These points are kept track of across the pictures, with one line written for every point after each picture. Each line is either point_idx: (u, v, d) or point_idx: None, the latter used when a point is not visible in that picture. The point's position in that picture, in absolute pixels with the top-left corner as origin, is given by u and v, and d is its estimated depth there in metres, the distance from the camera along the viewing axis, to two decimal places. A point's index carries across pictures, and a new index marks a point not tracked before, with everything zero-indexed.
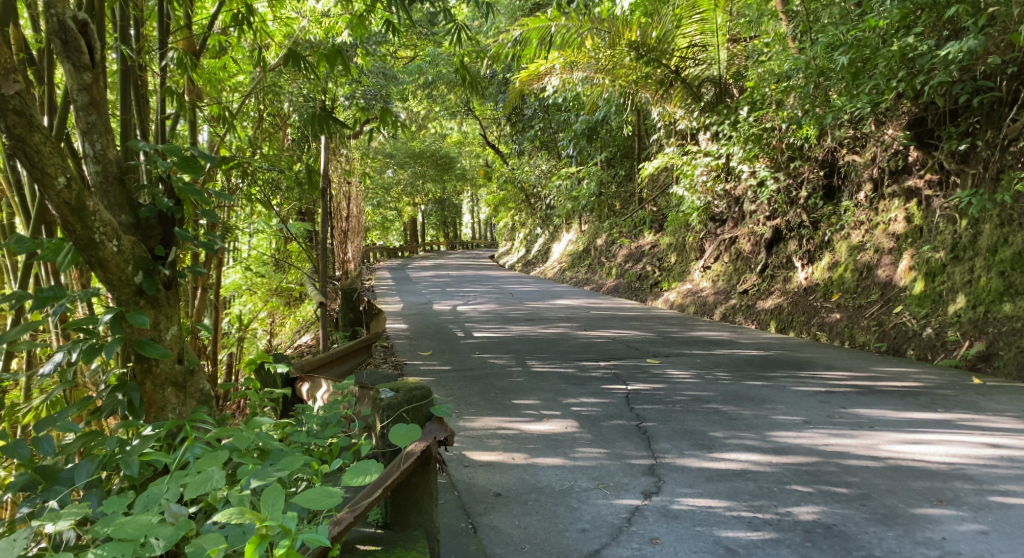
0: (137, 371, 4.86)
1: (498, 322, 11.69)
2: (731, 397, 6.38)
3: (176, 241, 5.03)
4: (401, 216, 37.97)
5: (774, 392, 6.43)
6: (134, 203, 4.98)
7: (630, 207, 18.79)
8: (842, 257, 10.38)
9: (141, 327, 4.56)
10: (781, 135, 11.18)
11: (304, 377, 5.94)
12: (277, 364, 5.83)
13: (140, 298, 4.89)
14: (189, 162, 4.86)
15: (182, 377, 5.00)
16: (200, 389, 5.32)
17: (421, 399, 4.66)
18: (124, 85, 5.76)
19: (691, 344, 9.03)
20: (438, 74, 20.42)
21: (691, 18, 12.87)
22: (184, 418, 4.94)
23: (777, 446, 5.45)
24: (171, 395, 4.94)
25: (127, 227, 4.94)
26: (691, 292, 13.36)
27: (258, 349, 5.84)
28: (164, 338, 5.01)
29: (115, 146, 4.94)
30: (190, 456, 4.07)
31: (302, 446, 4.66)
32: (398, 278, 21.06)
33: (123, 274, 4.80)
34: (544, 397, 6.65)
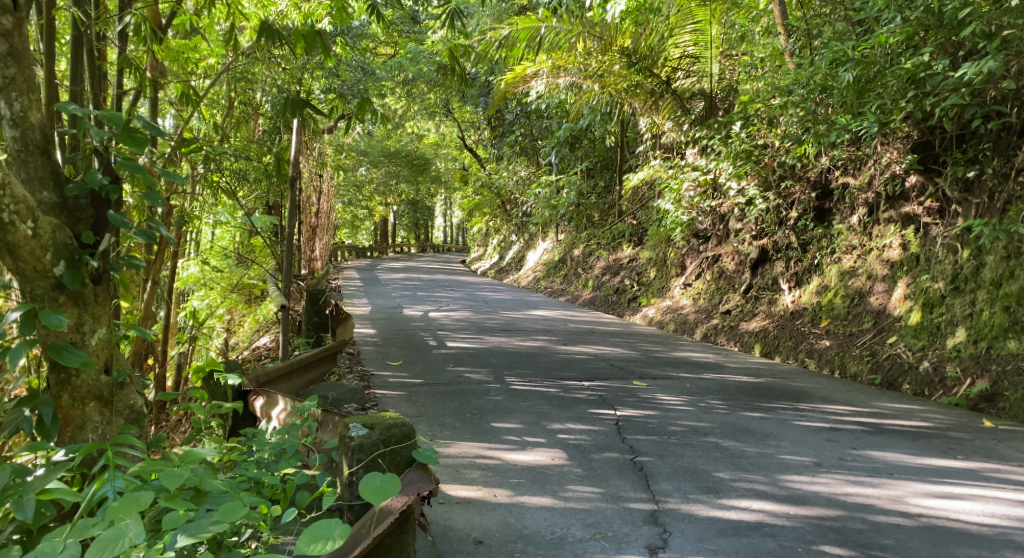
0: (53, 383, 4.59)
1: (472, 332, 11.16)
2: (732, 430, 5.90)
3: (108, 227, 4.75)
4: (372, 217, 37.26)
5: (778, 428, 5.97)
6: (60, 179, 4.69)
7: (609, 218, 18.34)
8: (832, 281, 9.99)
9: (58, 328, 4.29)
10: (773, 153, 10.75)
11: (259, 391, 5.47)
12: (226, 376, 5.27)
13: (59, 294, 4.58)
14: (131, 133, 4.54)
15: (108, 391, 4.71)
16: (130, 405, 4.90)
17: (403, 438, 4.35)
18: (77, 54, 5.27)
19: (677, 366, 8.56)
20: (418, 72, 19.87)
21: (684, 28, 12.42)
22: (105, 439, 4.65)
23: (791, 495, 4.98)
24: (93, 412, 4.66)
25: (52, 205, 4.64)
26: (671, 309, 12.90)
27: (209, 358, 5.43)
28: (89, 343, 4.68)
29: (37, 108, 4.65)
30: (109, 491, 3.77)
31: (251, 481, 4.31)
32: (365, 279, 20.52)
33: (40, 264, 4.50)
34: (526, 421, 6.14)
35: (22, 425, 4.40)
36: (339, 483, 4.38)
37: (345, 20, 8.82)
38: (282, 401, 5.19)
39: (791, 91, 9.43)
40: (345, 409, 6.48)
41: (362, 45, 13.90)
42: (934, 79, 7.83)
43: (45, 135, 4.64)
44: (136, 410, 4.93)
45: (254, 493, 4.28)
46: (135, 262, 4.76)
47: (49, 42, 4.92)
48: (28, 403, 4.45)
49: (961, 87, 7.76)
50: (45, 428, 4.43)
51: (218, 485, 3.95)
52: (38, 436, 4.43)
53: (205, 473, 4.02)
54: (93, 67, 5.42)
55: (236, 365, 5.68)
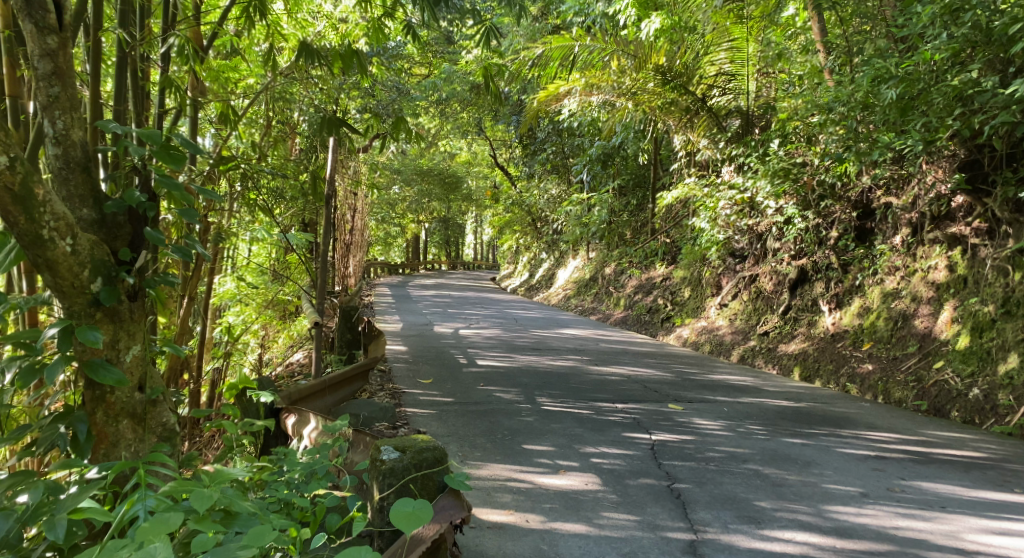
0: (88, 400, 4.56)
1: (504, 350, 11.04)
2: (773, 457, 5.71)
3: (144, 244, 4.68)
4: (404, 234, 37.34)
5: (821, 455, 5.77)
6: (100, 196, 4.64)
7: (642, 236, 18.18)
8: (874, 303, 9.76)
9: (94, 345, 4.22)
10: (814, 172, 10.54)
11: (291, 409, 5.35)
12: (259, 393, 5.15)
13: (96, 311, 4.52)
14: (169, 150, 4.50)
15: (142, 409, 4.65)
16: (163, 423, 4.76)
17: (436, 462, 4.39)
18: (120, 74, 5.44)
19: (715, 388, 8.38)
20: (452, 91, 19.89)
21: (720, 45, 12.32)
22: (138, 457, 4.60)
23: (837, 527, 4.79)
24: (127, 429, 4.62)
25: (92, 223, 4.59)
26: (706, 329, 12.70)
27: (241, 375, 5.27)
28: (124, 360, 4.62)
29: (79, 126, 4.59)
30: (140, 510, 3.66)
31: (282, 503, 4.19)
32: (397, 296, 20.49)
33: (78, 280, 4.45)
34: (559, 444, 5.99)
35: (57, 441, 4.36)
36: (370, 508, 4.33)
37: (381, 36, 8.80)
38: (314, 418, 5.07)
39: (832, 110, 9.27)
40: (376, 428, 6.33)
41: (397, 63, 13.92)
42: (982, 97, 7.62)
43: (88, 153, 4.61)
44: (169, 427, 4.79)
45: (284, 515, 4.16)
46: (169, 279, 4.71)
47: (95, 63, 5.05)
48: (64, 420, 4.42)
49: (1011, 105, 7.54)
50: (79, 445, 4.40)
51: (248, 507, 3.81)
52: (73, 453, 4.40)
53: (235, 495, 3.89)
54: (136, 86, 5.60)
55: (270, 381, 5.57)
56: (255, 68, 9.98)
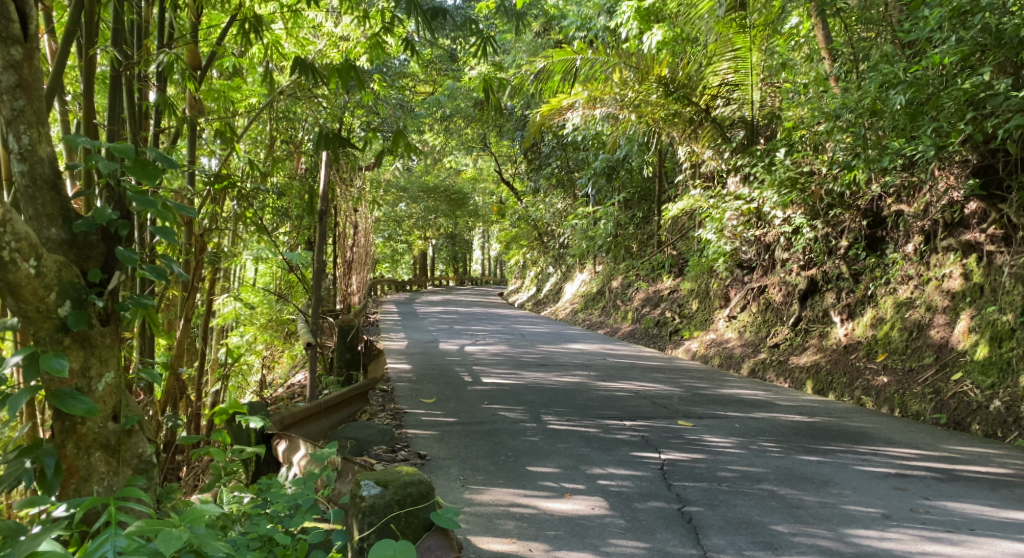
0: (58, 431, 4.39)
1: (509, 366, 10.84)
2: (789, 477, 5.49)
3: (118, 265, 4.50)
4: (410, 251, 37.18)
5: (839, 474, 5.55)
6: (69, 215, 4.45)
7: (649, 249, 17.99)
8: (888, 313, 9.54)
9: (58, 374, 4.09)
10: (821, 181, 10.31)
11: (281, 435, 5.25)
12: (248, 418, 5.03)
13: (65, 336, 4.35)
14: (144, 166, 4.37)
15: (115, 439, 4.49)
16: (139, 454, 4.58)
17: (421, 497, 4.42)
18: (114, 92, 5.24)
19: (725, 403, 8.16)
20: (454, 107, 19.76)
21: (724, 55, 12.18)
22: (111, 491, 4.43)
23: (860, 553, 4.56)
24: (99, 462, 4.45)
25: (61, 243, 4.40)
26: (715, 343, 12.48)
27: (231, 399, 5.04)
28: (96, 389, 4.45)
29: (47, 141, 4.41)
30: (108, 551, 3.63)
31: (263, 538, 4.19)
32: (402, 313, 20.29)
33: (44, 304, 4.28)
34: (564, 465, 5.79)
35: (23, 477, 4.25)
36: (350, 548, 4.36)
37: (378, 51, 8.66)
38: (304, 446, 5.00)
39: (839, 117, 9.09)
40: (374, 451, 6.15)
41: (397, 80, 13.79)
42: (996, 100, 7.43)
43: (54, 169, 4.43)
44: (145, 458, 4.59)
45: (265, 553, 4.13)
46: (144, 301, 4.51)
47: (87, 83, 5.01)
48: (30, 454, 4.31)
49: None
50: (46, 481, 4.28)
51: (221, 548, 3.76)
52: (40, 488, 4.29)
53: (208, 534, 3.86)
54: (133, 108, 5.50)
55: (259, 407, 5.55)
56: (253, 86, 9.85)
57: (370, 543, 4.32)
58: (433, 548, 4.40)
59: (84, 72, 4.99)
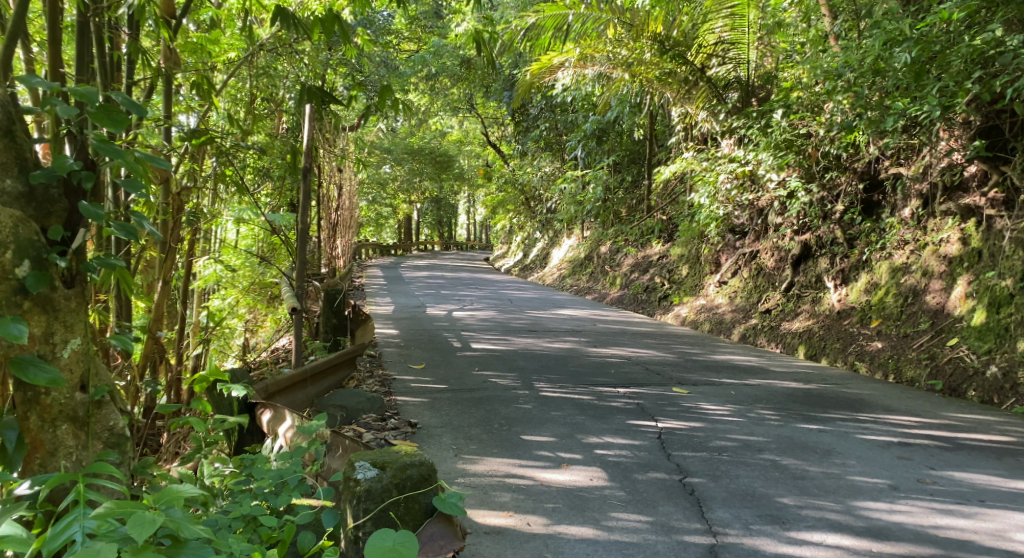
0: (19, 402, 4.17)
1: (499, 332, 10.69)
2: (791, 446, 5.38)
3: (81, 222, 4.32)
4: (395, 214, 36.87)
5: (840, 442, 5.45)
6: (26, 165, 4.22)
7: (638, 214, 17.83)
8: (882, 279, 9.43)
9: (16, 340, 3.89)
10: (817, 143, 10.29)
11: (266, 404, 5.05)
12: (231, 386, 4.83)
13: (23, 299, 4.11)
14: (110, 113, 4.25)
15: (82, 411, 4.30)
16: (110, 427, 4.39)
17: (422, 480, 4.24)
18: (83, 41, 5.09)
19: (719, 370, 8.04)
20: (442, 65, 19.47)
21: (720, 13, 12.05)
22: (79, 467, 4.23)
23: (870, 527, 4.45)
24: (66, 435, 4.25)
25: (18, 197, 4.17)
26: (705, 308, 12.36)
27: (212, 366, 4.84)
28: (61, 356, 4.24)
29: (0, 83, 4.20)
30: (76, 533, 3.50)
31: (244, 517, 4.12)
32: (388, 277, 20.09)
33: (3, 264, 4.04)
34: (559, 434, 5.67)
35: None
36: (344, 538, 4.18)
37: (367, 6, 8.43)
38: (289, 417, 4.83)
39: (841, 76, 8.92)
40: (363, 420, 6.02)
41: (385, 38, 13.53)
42: (1005, 57, 7.30)
43: (9, 112, 4.21)
44: (116, 431, 4.40)
45: (247, 535, 4.05)
46: (110, 260, 4.30)
47: (53, 27, 4.78)
48: None
49: None
50: (7, 456, 4.05)
51: (199, 533, 3.63)
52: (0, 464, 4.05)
53: (185, 517, 3.73)
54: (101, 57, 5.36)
55: (243, 373, 5.35)
56: (237, 41, 9.57)
57: (366, 531, 4.15)
58: (438, 537, 4.20)
59: (49, 15, 4.76)
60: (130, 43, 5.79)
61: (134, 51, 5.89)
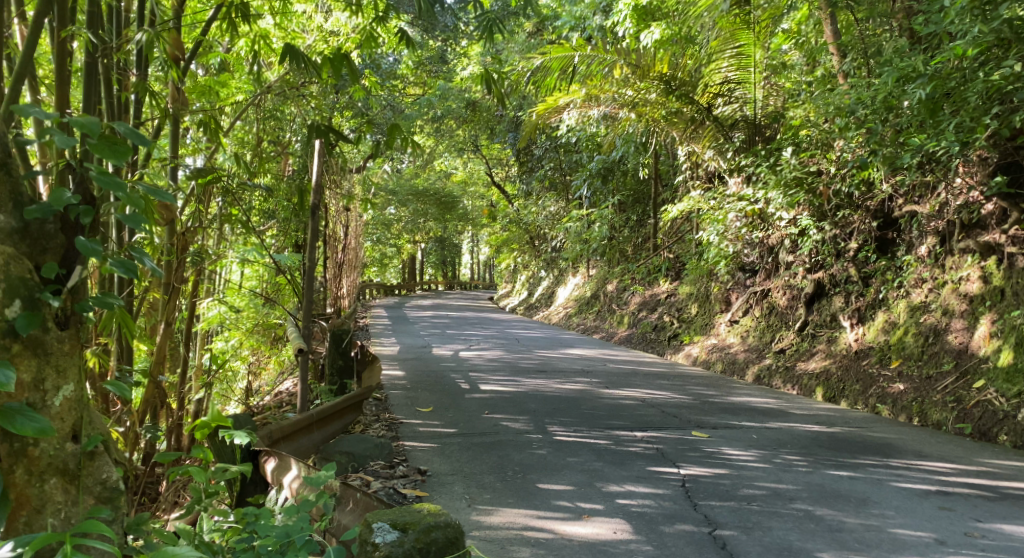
0: (5, 455, 3.80)
1: (507, 372, 10.46)
2: (824, 496, 5.16)
3: (79, 259, 4.03)
4: (399, 254, 36.74)
5: (876, 491, 5.23)
6: (21, 199, 3.95)
7: (645, 252, 17.65)
8: (901, 318, 9.18)
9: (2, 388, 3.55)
10: (828, 181, 10.15)
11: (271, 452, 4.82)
12: (233, 434, 4.58)
13: (14, 342, 3.80)
14: (111, 142, 3.97)
15: (74, 463, 3.94)
16: (103, 480, 4.03)
17: (447, 543, 4.04)
18: (90, 86, 4.96)
19: (737, 412, 7.80)
20: (446, 108, 19.44)
21: (725, 53, 11.92)
22: (68, 525, 3.88)
23: None
24: (55, 490, 3.89)
25: (13, 232, 3.90)
26: (716, 348, 12.10)
27: (214, 412, 4.60)
28: (52, 405, 3.90)
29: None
30: None
31: None
32: (394, 318, 19.85)
33: None
34: (577, 482, 5.47)
35: None
36: None
37: (373, 44, 8.34)
38: (295, 466, 4.59)
39: (853, 113, 8.78)
40: (371, 467, 5.81)
41: (389, 80, 13.51)
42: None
43: (3, 145, 3.96)
44: (110, 485, 4.04)
45: None
46: (108, 300, 4.06)
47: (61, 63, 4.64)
48: None
49: None
50: None
51: None
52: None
53: None
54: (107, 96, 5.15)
55: (247, 419, 5.20)
56: (245, 84, 9.50)
57: None
58: None
59: (56, 58, 4.62)
60: (136, 82, 5.68)
61: (142, 89, 5.77)
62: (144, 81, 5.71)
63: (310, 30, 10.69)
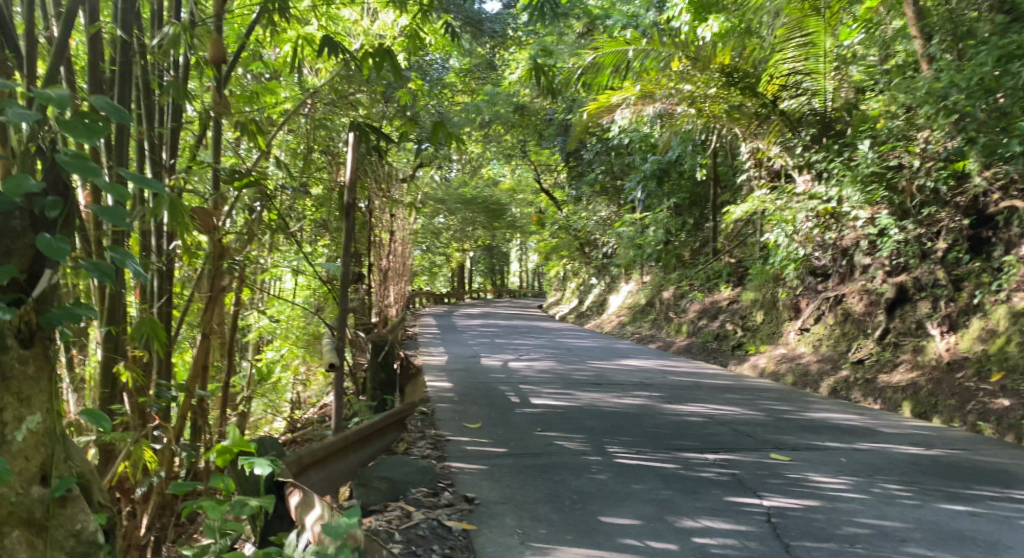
0: None
1: (561, 385, 9.74)
2: (942, 539, 4.49)
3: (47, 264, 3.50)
4: (447, 263, 36.18)
5: (1006, 534, 4.56)
6: None
7: (703, 257, 16.80)
8: (1000, 325, 8.28)
9: None
10: (911, 175, 9.26)
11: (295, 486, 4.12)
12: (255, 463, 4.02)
13: None
14: (83, 120, 3.36)
15: (41, 510, 3.49)
16: (76, 532, 3.53)
17: None
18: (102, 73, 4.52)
19: (820, 431, 7.00)
20: (495, 111, 18.82)
21: (791, 43, 10.92)
22: None
23: None
24: (19, 543, 3.43)
25: None
26: (786, 358, 11.23)
27: (235, 436, 4.11)
28: (13, 440, 3.46)
29: None
30: None
31: None
32: (442, 327, 19.22)
33: None
34: (645, 515, 4.82)
35: None
36: None
37: (418, 34, 7.73)
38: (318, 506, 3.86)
39: (944, 98, 7.92)
40: (412, 495, 5.07)
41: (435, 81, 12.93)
42: None
43: None
44: (85, 538, 3.53)
45: None
46: (77, 310, 3.51)
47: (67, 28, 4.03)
48: None
49: None
50: None
51: None
52: None
53: None
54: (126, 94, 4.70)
55: (270, 444, 4.70)
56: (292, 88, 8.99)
57: None
58: None
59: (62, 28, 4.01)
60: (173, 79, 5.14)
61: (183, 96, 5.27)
62: (182, 78, 5.15)
63: (354, 35, 10.08)
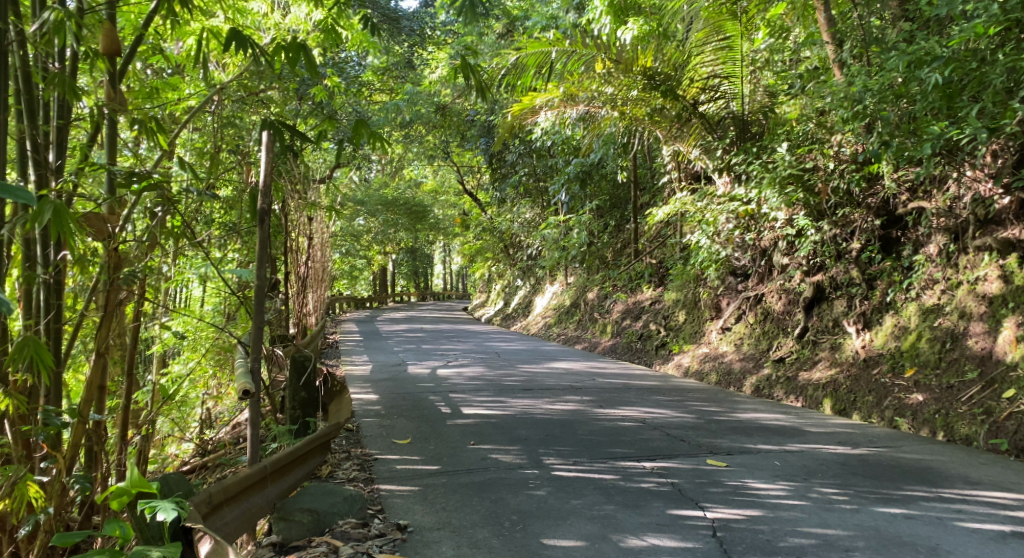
0: None
1: (491, 391, 9.73)
2: (885, 545, 4.86)
3: None
4: (369, 265, 35.77)
5: (942, 536, 4.97)
6: None
7: (625, 257, 17.01)
8: (912, 322, 8.57)
9: None
10: (826, 177, 9.45)
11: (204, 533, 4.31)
12: (157, 506, 4.30)
13: None
14: None
15: None
16: None
17: None
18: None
19: (749, 432, 7.17)
20: (416, 113, 18.67)
21: (708, 45, 11.25)
22: None
23: None
24: None
25: None
26: (709, 357, 11.39)
27: (133, 478, 4.32)
28: None
29: None
30: None
31: None
32: (364, 332, 18.99)
33: None
34: (586, 535, 5.02)
35: None
36: None
37: (338, 36, 7.67)
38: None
39: (860, 102, 8.10)
40: (337, 527, 5.13)
41: (356, 88, 12.88)
42: None
43: None
44: None
45: None
46: None
47: None
48: None
49: None
50: None
51: None
52: None
53: None
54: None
55: (177, 481, 4.83)
56: (197, 85, 8.86)
57: None
58: None
59: None
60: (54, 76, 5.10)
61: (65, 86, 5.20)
62: (63, 73, 5.10)
63: (266, 30, 9.98)
